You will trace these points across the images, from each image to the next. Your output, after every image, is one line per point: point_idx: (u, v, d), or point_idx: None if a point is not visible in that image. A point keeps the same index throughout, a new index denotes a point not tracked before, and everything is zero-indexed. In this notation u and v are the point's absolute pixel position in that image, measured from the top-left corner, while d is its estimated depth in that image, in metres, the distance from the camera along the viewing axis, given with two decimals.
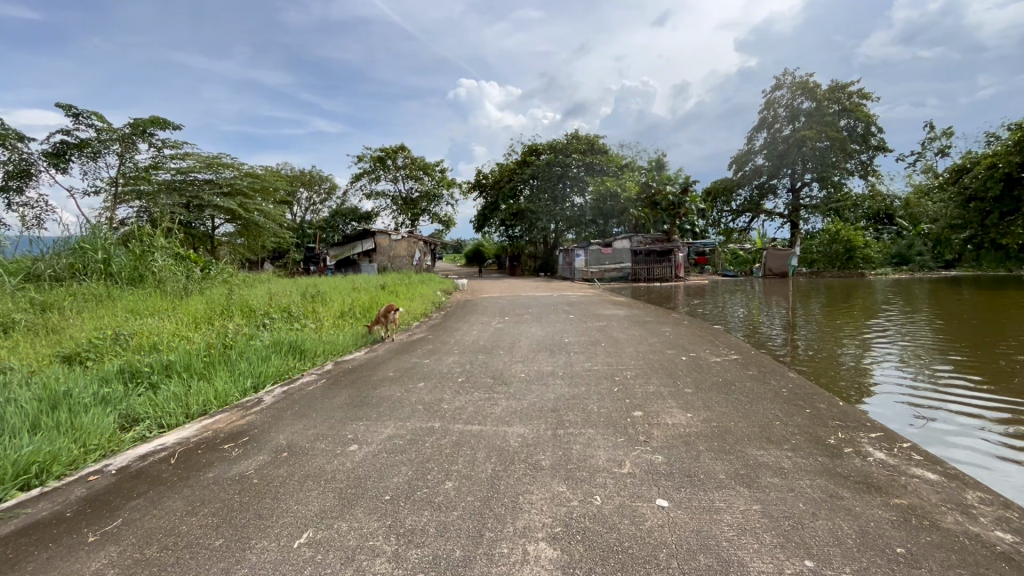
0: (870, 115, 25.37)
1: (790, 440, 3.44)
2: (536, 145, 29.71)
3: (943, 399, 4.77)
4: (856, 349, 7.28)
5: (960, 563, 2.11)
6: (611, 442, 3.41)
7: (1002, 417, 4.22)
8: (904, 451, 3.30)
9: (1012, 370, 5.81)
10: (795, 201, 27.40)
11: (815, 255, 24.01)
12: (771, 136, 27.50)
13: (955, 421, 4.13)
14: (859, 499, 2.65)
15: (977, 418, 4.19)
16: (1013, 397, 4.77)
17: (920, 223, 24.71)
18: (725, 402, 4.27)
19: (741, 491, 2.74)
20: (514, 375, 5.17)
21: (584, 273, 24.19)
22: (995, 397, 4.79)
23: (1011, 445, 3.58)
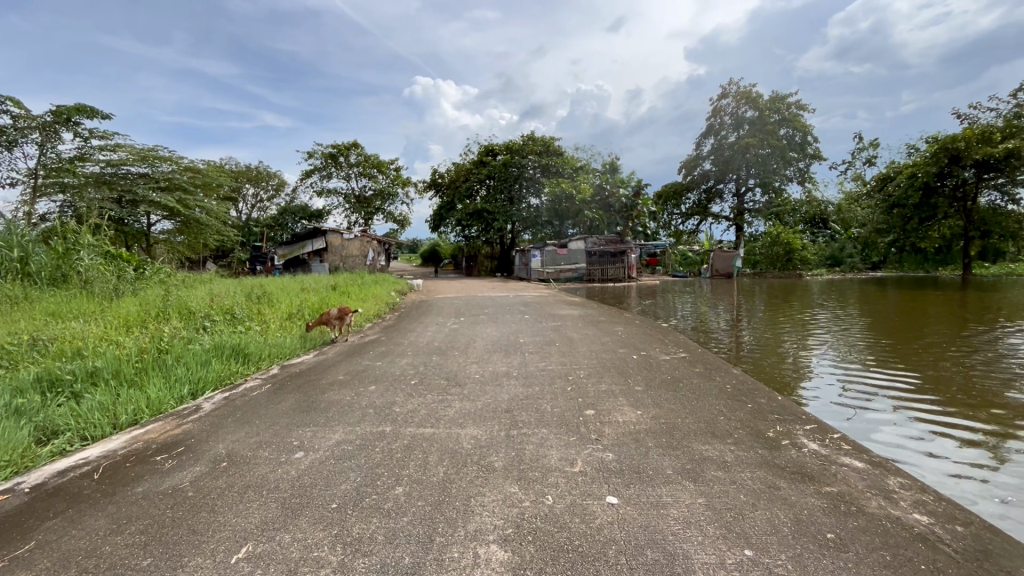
0: (807, 125, 26.83)
1: (733, 434, 3.59)
2: (492, 145, 29.69)
3: (877, 393, 5.00)
4: (795, 345, 7.68)
5: (883, 545, 2.27)
6: (564, 442, 3.44)
7: (930, 408, 4.45)
8: (835, 441, 3.50)
9: (939, 364, 6.22)
10: (740, 204, 28.63)
11: (758, 256, 25.21)
12: (717, 142, 28.62)
13: (889, 415, 4.31)
14: (794, 488, 2.79)
15: (906, 408, 4.45)
16: (936, 388, 5.09)
17: (851, 227, 26.42)
18: (674, 399, 4.41)
19: (686, 486, 2.83)
20: (468, 376, 5.13)
21: (540, 273, 24.24)
22: (921, 389, 5.09)
23: (942, 437, 3.74)
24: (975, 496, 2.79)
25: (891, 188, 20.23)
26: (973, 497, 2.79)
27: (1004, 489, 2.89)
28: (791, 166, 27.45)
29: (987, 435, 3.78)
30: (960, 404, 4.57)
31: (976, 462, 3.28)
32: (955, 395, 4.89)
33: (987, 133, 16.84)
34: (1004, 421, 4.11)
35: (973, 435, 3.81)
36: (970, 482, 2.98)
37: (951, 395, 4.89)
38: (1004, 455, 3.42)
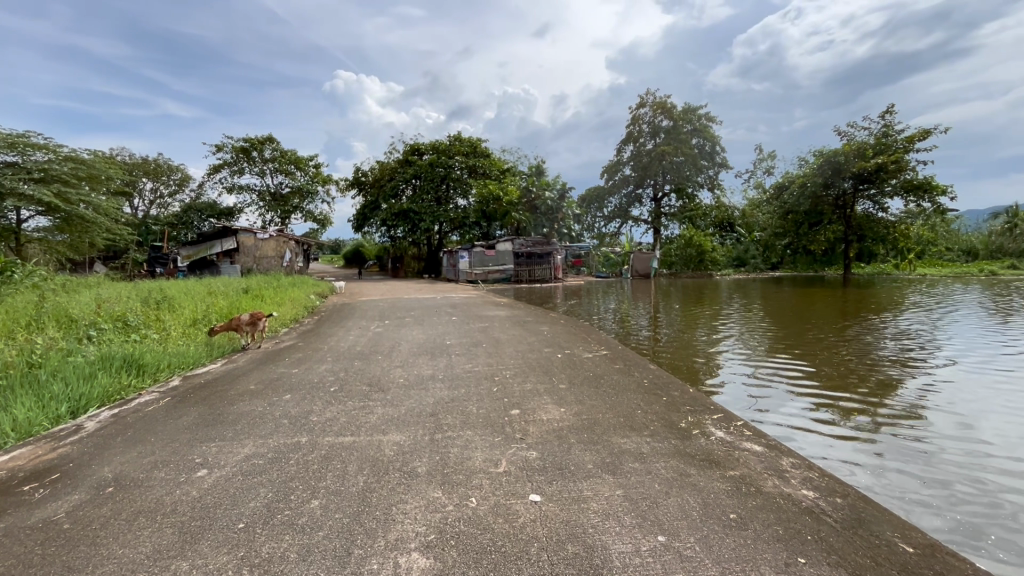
0: (715, 136, 28.81)
1: (649, 426, 3.78)
2: (418, 144, 29.15)
3: (777, 384, 5.44)
4: (707, 342, 8.18)
5: (777, 521, 2.49)
6: (488, 443, 3.45)
7: (822, 397, 4.89)
8: (737, 428, 3.80)
9: (827, 355, 6.89)
10: (657, 209, 30.21)
11: (673, 258, 26.71)
12: (636, 149, 30.03)
13: (788, 405, 4.69)
14: (702, 475, 2.99)
15: (801, 398, 4.88)
16: (827, 378, 5.62)
17: (754, 231, 28.77)
18: (595, 395, 4.58)
19: (606, 479, 2.93)
20: (391, 381, 4.98)
21: (468, 274, 24.12)
22: (814, 379, 5.59)
23: (829, 423, 4.14)
24: (857, 474, 3.11)
25: (786, 197, 22.36)
26: (856, 475, 3.11)
27: (882, 467, 3.25)
28: (702, 173, 29.43)
29: (869, 419, 4.23)
30: (846, 392, 5.08)
31: (858, 444, 3.66)
32: (843, 383, 5.43)
33: (862, 149, 19.11)
34: (881, 406, 4.63)
35: (859, 420, 4.24)
36: (853, 462, 3.31)
37: (839, 383, 5.44)
38: (882, 436, 3.84)
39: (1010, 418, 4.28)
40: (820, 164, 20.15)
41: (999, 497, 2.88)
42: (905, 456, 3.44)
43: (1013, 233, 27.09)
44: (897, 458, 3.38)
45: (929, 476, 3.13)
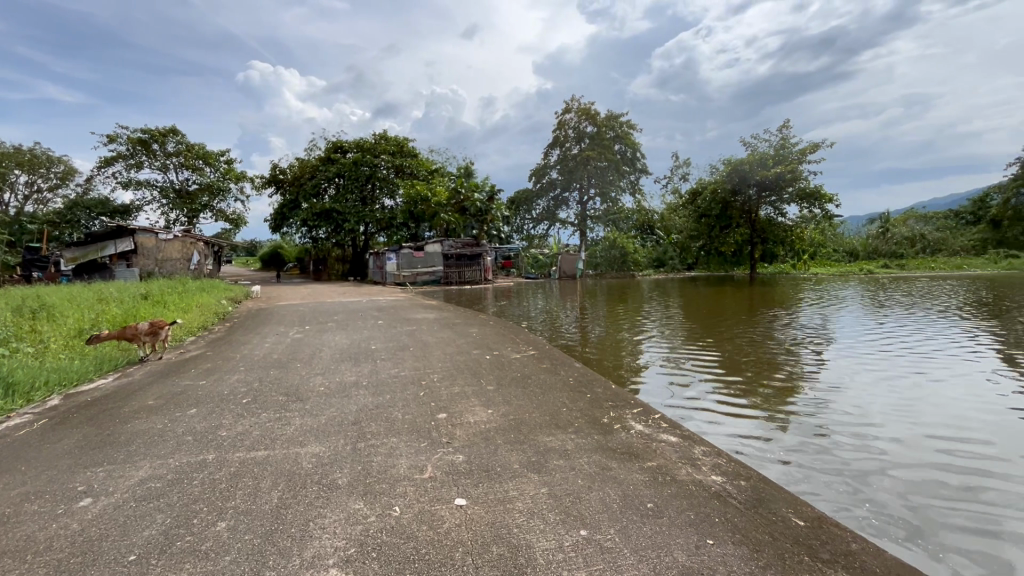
0: (636, 142, 30.21)
1: (573, 423, 3.88)
2: (341, 142, 28.02)
3: (694, 376, 5.77)
4: (630, 339, 8.51)
5: (689, 507, 2.64)
6: (413, 449, 3.38)
7: (733, 388, 5.26)
8: (655, 420, 4.00)
9: (737, 348, 7.41)
10: (583, 211, 31.01)
11: (599, 259, 27.58)
12: (562, 153, 30.76)
13: (703, 396, 4.98)
14: (622, 467, 3.11)
15: (714, 390, 5.21)
16: (738, 370, 6.03)
17: (671, 234, 30.51)
18: (522, 395, 4.63)
19: (531, 478, 2.98)
20: (311, 390, 4.73)
21: (396, 276, 23.56)
22: (727, 371, 5.98)
23: (739, 411, 4.46)
24: (762, 460, 3.37)
25: (700, 202, 24.02)
26: (764, 462, 3.35)
27: (786, 452, 3.53)
28: (624, 178, 30.80)
29: (774, 407, 4.59)
30: (753, 382, 5.49)
31: (763, 430, 3.96)
32: (753, 374, 5.87)
33: (763, 159, 20.97)
34: (785, 394, 5.05)
35: (767, 408, 4.59)
36: (758, 448, 3.59)
37: (749, 375, 5.87)
38: (787, 423, 4.17)
39: (888, 400, 4.83)
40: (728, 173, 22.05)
41: (879, 472, 3.24)
42: (803, 440, 3.77)
43: (887, 236, 30.82)
44: (798, 443, 3.70)
45: (821, 456, 3.47)
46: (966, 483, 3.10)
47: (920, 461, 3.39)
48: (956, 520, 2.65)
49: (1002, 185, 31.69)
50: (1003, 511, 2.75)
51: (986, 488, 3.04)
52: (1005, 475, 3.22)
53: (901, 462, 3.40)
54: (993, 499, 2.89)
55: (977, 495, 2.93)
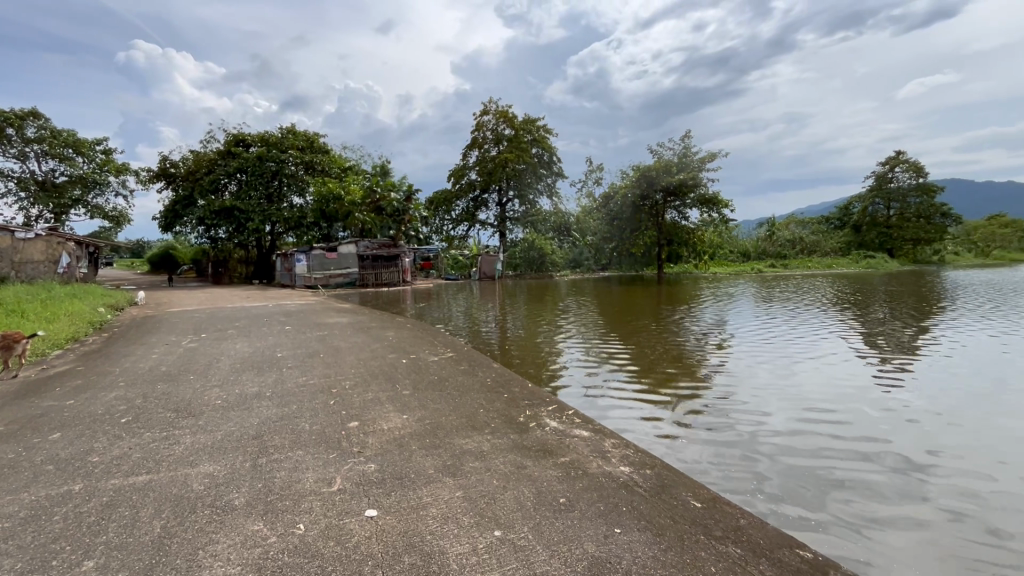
0: (552, 146, 31.05)
1: (489, 424, 3.88)
2: (243, 134, 26.03)
3: (608, 373, 5.98)
4: (548, 338, 8.69)
5: (598, 500, 2.74)
6: (321, 461, 3.19)
7: (642, 383, 5.52)
8: (569, 417, 4.12)
9: (647, 344, 7.81)
10: (502, 213, 31.39)
11: (518, 260, 28.12)
12: (481, 154, 30.81)
13: (616, 392, 5.18)
14: (537, 464, 3.17)
15: (627, 386, 5.42)
16: (647, 364, 6.36)
17: (587, 235, 31.72)
18: (439, 398, 4.56)
19: (446, 482, 2.93)
20: (206, 404, 4.32)
21: (306, 279, 22.35)
22: (638, 366, 6.28)
23: (649, 406, 4.69)
24: (667, 453, 3.59)
25: (613, 206, 25.19)
26: (670, 454, 3.56)
27: (689, 443, 3.78)
28: (541, 181, 31.56)
29: (679, 400, 4.88)
30: (661, 375, 5.81)
31: (672, 423, 4.20)
32: (659, 367, 6.22)
33: (667, 166, 22.46)
34: (691, 386, 5.40)
35: (676, 402, 4.86)
36: (665, 442, 3.80)
37: (659, 368, 6.20)
38: (693, 415, 4.46)
39: (776, 387, 5.33)
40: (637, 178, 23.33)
41: (769, 459, 3.57)
42: (704, 430, 4.05)
43: (772, 238, 34.23)
44: (701, 433, 3.96)
45: (720, 446, 3.74)
46: (839, 464, 3.51)
47: (806, 447, 3.76)
48: (834, 501, 2.99)
49: (860, 194, 36.53)
50: (876, 491, 3.12)
51: (856, 467, 3.46)
52: (869, 453, 3.70)
53: (790, 445, 3.76)
54: (859, 477, 3.30)
55: (853, 474, 3.32)
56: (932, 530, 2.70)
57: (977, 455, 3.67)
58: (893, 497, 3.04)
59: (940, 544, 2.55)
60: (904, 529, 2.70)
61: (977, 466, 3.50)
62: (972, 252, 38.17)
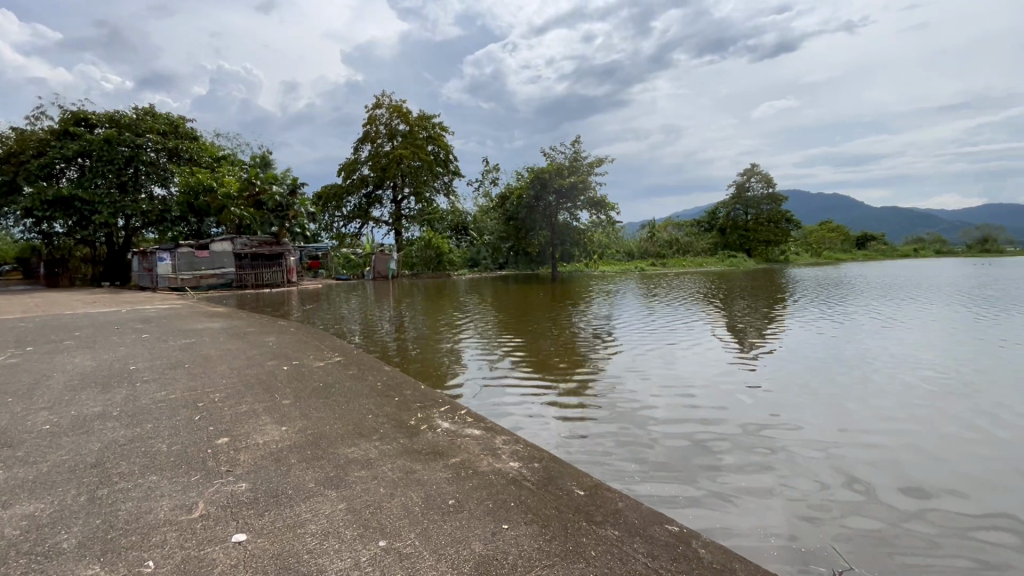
0: (448, 144, 30.86)
1: (378, 430, 3.73)
2: (86, 113, 22.37)
3: (503, 370, 6.02)
4: (443, 338, 8.59)
5: (488, 498, 2.74)
6: (180, 485, 2.83)
7: (535, 379, 5.66)
8: (461, 417, 4.09)
9: (540, 340, 8.05)
10: (397, 211, 30.56)
11: (414, 259, 27.58)
12: (374, 149, 29.64)
13: (510, 390, 5.24)
14: (426, 468, 3.10)
15: (521, 382, 5.52)
16: (540, 360, 6.54)
17: (484, 235, 32.01)
18: (324, 406, 4.28)
19: (328, 495, 2.76)
20: (30, 432, 3.62)
21: (171, 280, 20.00)
22: (532, 362, 6.44)
23: (542, 402, 4.81)
24: (556, 448, 3.71)
25: (509, 206, 25.65)
26: (558, 449, 3.69)
27: (576, 436, 3.94)
28: (438, 179, 31.29)
29: (569, 393, 5.09)
30: (553, 371, 6.01)
31: (565, 418, 4.34)
32: (551, 363, 6.42)
33: (559, 169, 23.40)
34: (581, 379, 5.66)
35: (566, 396, 5.04)
36: (555, 437, 3.92)
37: (551, 363, 6.40)
38: (582, 409, 4.66)
39: (654, 376, 5.77)
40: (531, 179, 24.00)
41: (647, 444, 3.83)
42: (592, 423, 4.24)
43: (653, 239, 37.15)
44: (589, 427, 4.16)
45: (606, 437, 3.93)
46: (710, 442, 3.88)
47: (681, 431, 4.07)
48: (709, 480, 3.27)
49: (724, 201, 41.18)
50: (747, 470, 3.42)
51: (723, 444, 3.84)
52: (734, 431, 4.13)
53: (667, 431, 4.05)
54: (726, 453, 3.67)
55: (721, 453, 3.65)
56: (790, 498, 3.06)
57: (819, 428, 4.23)
58: (757, 471, 3.41)
59: (795, 512, 2.91)
60: (769, 501, 3.02)
61: (818, 436, 4.05)
62: (809, 252, 44.78)
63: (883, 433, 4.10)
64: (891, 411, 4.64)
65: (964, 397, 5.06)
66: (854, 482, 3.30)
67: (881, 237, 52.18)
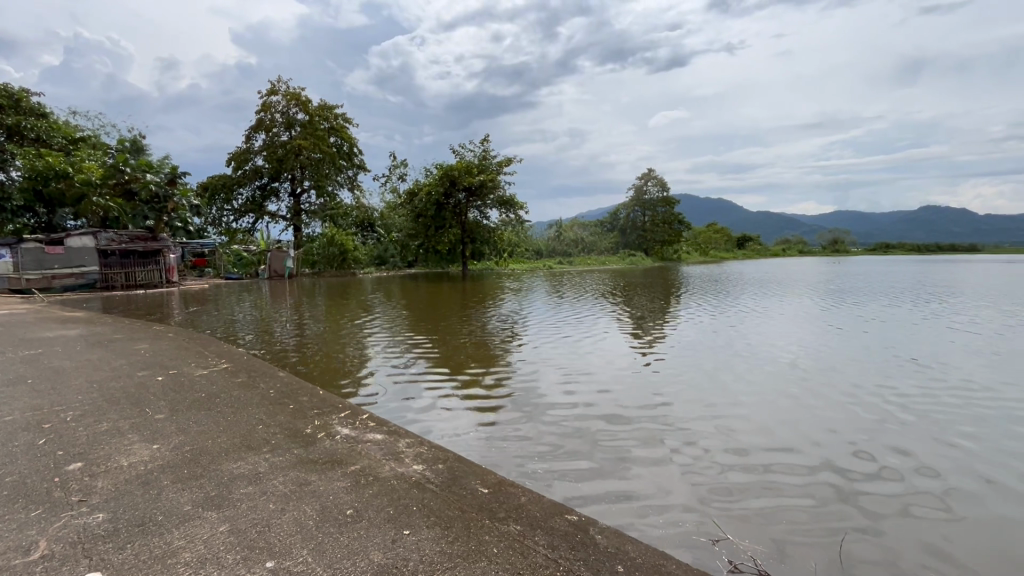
0: (351, 137, 29.50)
1: (269, 441, 3.45)
2: None
3: (410, 370, 5.85)
4: (348, 338, 8.20)
5: (390, 504, 2.65)
6: (17, 523, 2.40)
7: (443, 376, 5.57)
8: (363, 421, 3.91)
9: (450, 338, 7.96)
10: (296, 205, 28.66)
11: (315, 257, 26.07)
12: (269, 138, 27.47)
13: (418, 390, 5.10)
14: (323, 478, 2.92)
15: (429, 381, 5.40)
16: (449, 358, 6.45)
17: (392, 231, 31.03)
18: (206, 419, 3.88)
19: (208, 517, 2.49)
20: None
21: (14, 281, 17.01)
22: (440, 360, 6.34)
23: (450, 400, 4.75)
24: (463, 448, 3.67)
25: (417, 202, 25.17)
26: (465, 449, 3.66)
27: (485, 434, 3.94)
28: (341, 173, 29.79)
29: (478, 390, 5.07)
30: (462, 368, 5.96)
31: (474, 416, 4.33)
32: (461, 361, 6.36)
33: (468, 167, 23.40)
34: (490, 375, 5.66)
35: (475, 393, 5.02)
36: (464, 437, 3.88)
37: (460, 361, 6.35)
38: (489, 407, 4.68)
39: (560, 369, 5.93)
40: (439, 176, 23.72)
41: (552, 436, 3.93)
42: (499, 420, 4.26)
43: (560, 238, 38.42)
44: (497, 423, 4.17)
45: (515, 433, 3.96)
46: (612, 432, 4.04)
47: (585, 423, 4.21)
48: (609, 467, 3.42)
49: (624, 202, 43.82)
50: (644, 455, 3.62)
51: (622, 432, 4.05)
52: (631, 417, 4.37)
53: (572, 424, 4.17)
54: (624, 441, 3.87)
55: (621, 441, 3.84)
56: (680, 479, 3.29)
57: (705, 410, 4.59)
58: (652, 454, 3.63)
59: (683, 491, 3.13)
60: (663, 482, 3.23)
61: (705, 418, 4.41)
62: (697, 251, 49.15)
63: (757, 414, 4.55)
64: (764, 393, 5.17)
65: (820, 376, 5.82)
66: (733, 457, 3.63)
67: (757, 237, 58.51)
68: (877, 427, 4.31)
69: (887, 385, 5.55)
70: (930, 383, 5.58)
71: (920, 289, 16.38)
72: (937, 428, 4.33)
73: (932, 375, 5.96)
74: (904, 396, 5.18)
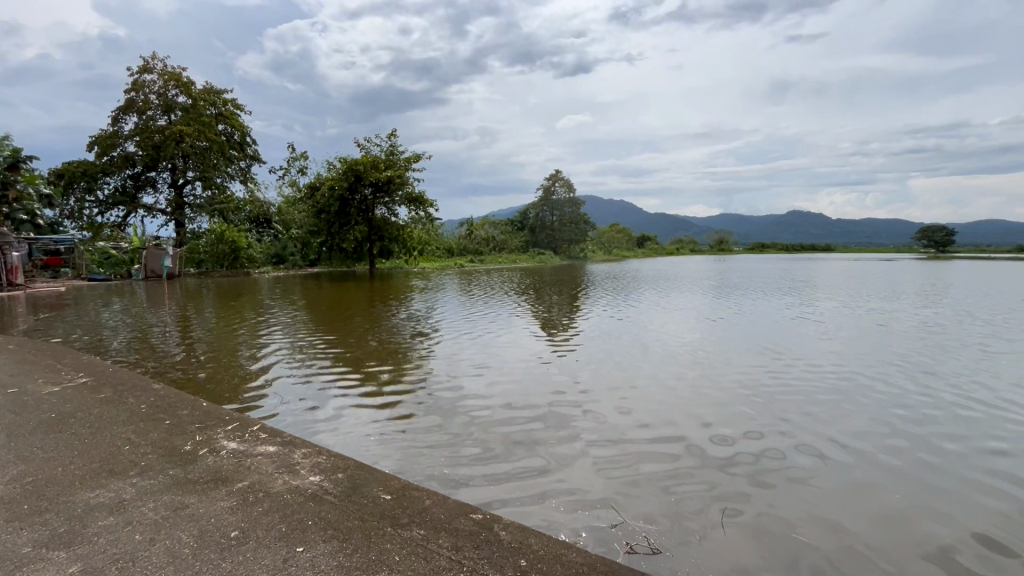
0: (243, 125, 27.16)
1: (138, 463, 3.05)
2: None
3: (311, 374, 5.49)
4: (240, 343, 7.53)
5: (281, 521, 2.45)
6: None
7: (347, 380, 5.30)
8: (253, 434, 3.60)
9: (355, 339, 7.60)
10: (178, 197, 25.80)
11: (202, 255, 23.68)
12: (143, 122, 24.43)
13: (318, 395, 4.80)
14: (203, 500, 2.63)
15: (330, 385, 5.10)
16: (353, 360, 6.15)
17: (291, 228, 29.04)
18: (57, 443, 3.34)
19: (55, 557, 2.14)
20: None
21: None
22: (344, 363, 6.02)
23: (354, 405, 4.53)
24: (369, 454, 3.51)
25: (319, 197, 23.85)
26: (370, 456, 3.51)
27: (392, 439, 3.80)
28: (231, 164, 27.32)
29: (385, 393, 4.89)
30: (368, 370, 5.72)
31: (380, 420, 4.17)
32: (367, 362, 6.11)
33: (375, 162, 22.60)
34: (398, 376, 5.49)
35: (381, 395, 4.83)
36: (369, 443, 3.71)
37: (366, 363, 6.09)
38: (396, 409, 4.53)
39: (470, 366, 5.92)
40: (343, 171, 22.64)
41: (461, 436, 3.89)
42: (407, 422, 4.14)
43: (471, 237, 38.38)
44: (404, 427, 4.05)
45: (424, 436, 3.88)
46: (519, 429, 4.09)
47: (494, 420, 4.23)
48: (516, 463, 3.45)
49: (534, 202, 44.98)
50: (550, 448, 3.71)
51: (528, 427, 4.11)
52: (539, 412, 4.47)
53: (481, 422, 4.17)
54: (531, 436, 3.94)
55: (528, 437, 3.90)
56: (582, 468, 3.41)
57: (606, 401, 4.81)
58: (557, 446, 3.74)
59: (585, 480, 3.25)
60: (567, 473, 3.33)
61: (605, 409, 4.61)
62: (602, 250, 51.76)
63: (653, 402, 4.85)
64: (658, 382, 5.53)
65: (708, 365, 6.36)
66: (631, 445, 3.82)
67: (655, 238, 62.69)
68: (754, 408, 4.79)
69: (761, 369, 6.21)
70: (794, 367, 6.34)
71: (786, 285, 18.56)
72: (801, 405, 4.91)
73: (794, 359, 6.78)
74: (773, 378, 5.82)
